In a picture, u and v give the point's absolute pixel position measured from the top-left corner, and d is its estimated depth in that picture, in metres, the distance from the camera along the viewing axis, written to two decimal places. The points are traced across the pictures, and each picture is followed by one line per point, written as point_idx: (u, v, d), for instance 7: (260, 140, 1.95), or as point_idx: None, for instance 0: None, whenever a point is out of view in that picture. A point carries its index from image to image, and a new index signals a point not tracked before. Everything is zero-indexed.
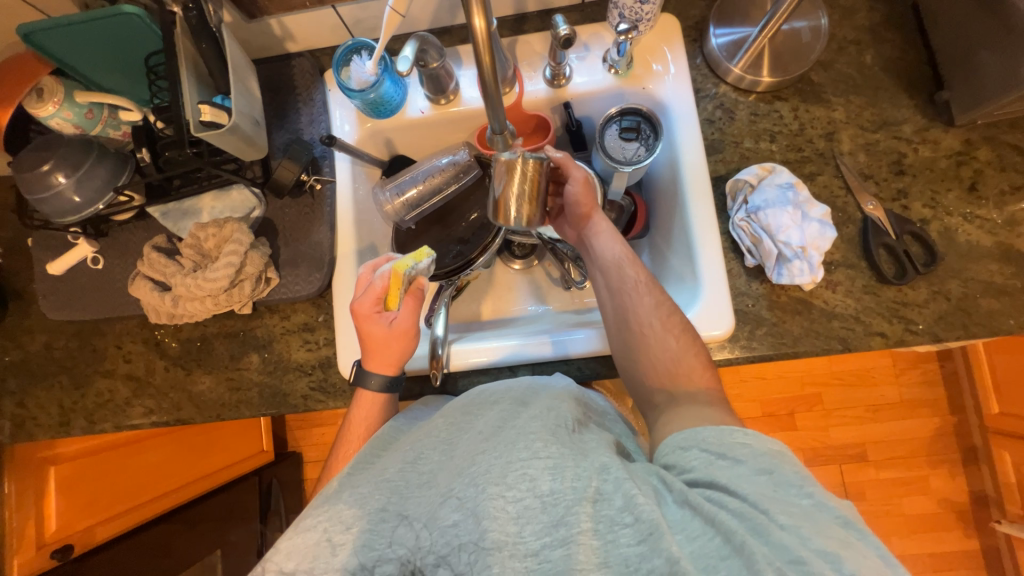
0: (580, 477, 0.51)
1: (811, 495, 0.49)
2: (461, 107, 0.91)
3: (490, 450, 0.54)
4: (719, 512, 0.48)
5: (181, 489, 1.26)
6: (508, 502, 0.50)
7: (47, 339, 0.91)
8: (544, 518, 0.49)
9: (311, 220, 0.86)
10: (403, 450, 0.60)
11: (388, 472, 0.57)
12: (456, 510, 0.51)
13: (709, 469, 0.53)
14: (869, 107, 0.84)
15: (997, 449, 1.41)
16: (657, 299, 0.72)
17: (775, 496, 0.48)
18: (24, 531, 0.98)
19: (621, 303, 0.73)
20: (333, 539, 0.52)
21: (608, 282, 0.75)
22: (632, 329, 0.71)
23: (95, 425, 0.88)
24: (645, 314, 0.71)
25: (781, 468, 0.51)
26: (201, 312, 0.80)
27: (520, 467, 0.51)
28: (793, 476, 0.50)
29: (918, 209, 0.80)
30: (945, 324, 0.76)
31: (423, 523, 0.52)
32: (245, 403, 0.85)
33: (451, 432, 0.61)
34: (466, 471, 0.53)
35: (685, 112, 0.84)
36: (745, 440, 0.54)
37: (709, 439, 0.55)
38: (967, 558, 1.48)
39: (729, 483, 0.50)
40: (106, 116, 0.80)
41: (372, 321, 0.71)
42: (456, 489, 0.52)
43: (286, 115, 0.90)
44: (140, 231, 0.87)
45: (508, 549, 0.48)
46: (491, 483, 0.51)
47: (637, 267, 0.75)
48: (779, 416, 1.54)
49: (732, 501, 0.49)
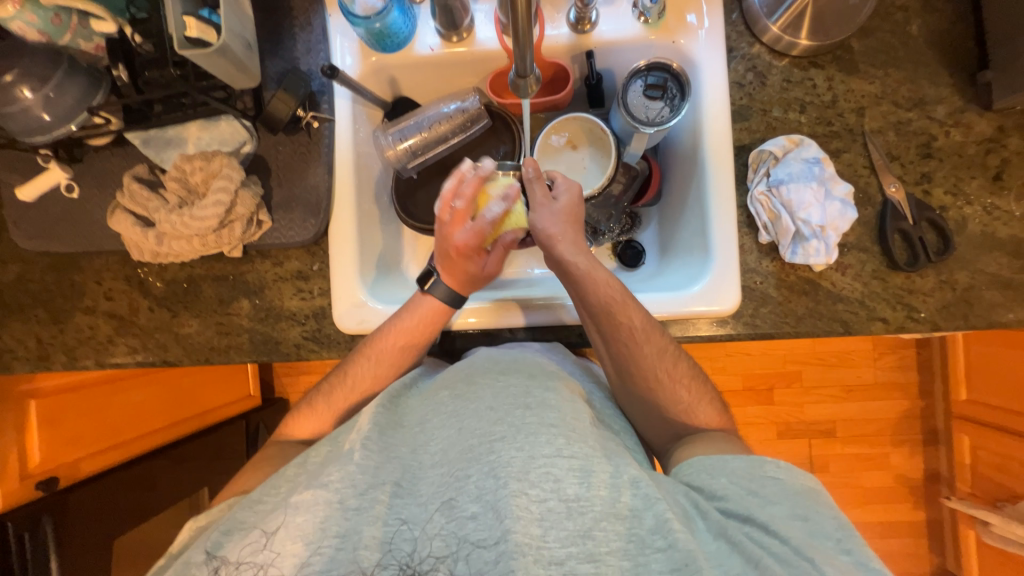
0: (613, 492, 0.55)
1: (847, 545, 0.54)
2: (474, 48, 0.83)
3: (510, 438, 0.58)
4: (761, 552, 0.53)
5: (166, 429, 1.25)
6: (533, 502, 0.54)
7: (20, 270, 0.86)
8: (571, 526, 0.54)
9: (307, 160, 0.80)
10: (416, 431, 0.65)
11: (401, 444, 0.63)
12: (475, 501, 0.55)
13: (741, 500, 0.57)
14: (906, 83, 0.79)
15: (958, 432, 1.48)
16: (656, 345, 0.72)
17: (813, 544, 0.54)
18: (6, 461, 0.94)
19: (618, 352, 0.72)
20: (345, 501, 0.57)
21: (602, 330, 0.73)
22: (634, 375, 0.73)
23: (76, 361, 0.85)
24: (644, 362, 0.72)
25: (817, 513, 0.57)
26: (188, 252, 0.76)
27: (543, 465, 0.56)
28: (831, 524, 0.56)
29: (939, 195, 0.78)
30: (947, 313, 0.76)
31: (443, 513, 0.56)
32: (234, 348, 0.83)
33: (458, 402, 0.65)
34: (485, 458, 0.57)
35: (716, 71, 0.79)
36: (775, 474, 0.59)
37: (738, 469, 0.60)
38: (914, 529, 1.60)
39: (769, 524, 0.55)
40: (75, 24, 0.71)
41: (469, 261, 0.76)
42: (473, 475, 0.57)
43: (281, 41, 0.81)
44: (118, 158, 0.80)
45: (533, 554, 0.52)
46: (513, 479, 0.55)
47: (630, 312, 0.71)
48: (761, 391, 1.59)
49: (774, 545, 0.53)
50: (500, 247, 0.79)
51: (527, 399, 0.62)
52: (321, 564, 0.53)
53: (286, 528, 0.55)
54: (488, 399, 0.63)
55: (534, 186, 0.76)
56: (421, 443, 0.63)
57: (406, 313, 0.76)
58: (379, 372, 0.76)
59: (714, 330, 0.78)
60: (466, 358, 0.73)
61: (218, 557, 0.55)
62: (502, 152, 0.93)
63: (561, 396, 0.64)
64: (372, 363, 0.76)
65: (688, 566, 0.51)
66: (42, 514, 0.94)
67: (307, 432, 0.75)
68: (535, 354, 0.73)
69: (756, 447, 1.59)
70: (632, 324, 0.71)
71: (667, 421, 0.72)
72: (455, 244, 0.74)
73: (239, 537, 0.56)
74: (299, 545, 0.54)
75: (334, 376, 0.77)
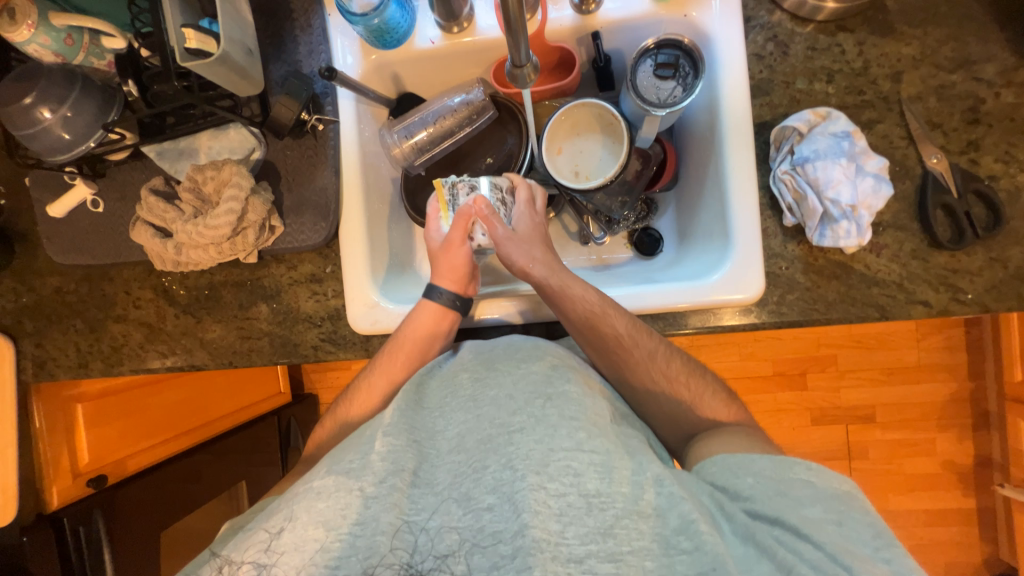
0: (635, 489, 0.54)
1: (886, 554, 0.51)
2: (476, 37, 0.81)
3: (529, 429, 0.57)
4: (794, 560, 0.50)
5: (205, 426, 1.29)
6: (551, 497, 0.53)
7: (58, 283, 0.91)
8: (591, 523, 0.52)
9: (315, 163, 0.81)
10: (435, 415, 0.64)
11: (421, 429, 0.62)
12: (491, 493, 0.54)
13: (770, 501, 0.55)
14: (949, 42, 0.72)
15: (1012, 415, 1.37)
16: (648, 349, 0.70)
17: (850, 548, 0.51)
18: (59, 461, 1.01)
19: (610, 358, 0.71)
20: (365, 489, 0.55)
21: (586, 339, 0.72)
22: (628, 379, 0.72)
23: (113, 368, 0.89)
24: (640, 367, 0.71)
25: (853, 519, 0.53)
26: (205, 260, 0.78)
27: (563, 459, 0.55)
28: (868, 531, 0.52)
29: (988, 163, 0.71)
30: (998, 294, 0.70)
31: (460, 505, 0.55)
32: (256, 351, 0.85)
33: (478, 388, 0.64)
34: (504, 449, 0.56)
35: (733, 45, 0.74)
36: (807, 477, 0.57)
37: (766, 470, 0.57)
38: (964, 516, 1.50)
39: (801, 527, 0.52)
40: (87, 43, 0.74)
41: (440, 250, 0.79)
42: (490, 466, 0.56)
43: (283, 44, 0.82)
44: (138, 172, 0.83)
45: (550, 551, 0.50)
46: (532, 472, 0.54)
47: (615, 319, 0.70)
48: (791, 376, 1.52)
49: (807, 551, 0.51)
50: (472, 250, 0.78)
51: (547, 389, 0.62)
52: (339, 551, 0.53)
53: (307, 514, 0.54)
54: (508, 387, 0.63)
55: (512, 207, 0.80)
56: (439, 428, 0.63)
57: (411, 320, 0.76)
58: (379, 387, 0.76)
59: (739, 320, 0.74)
60: (490, 342, 0.73)
61: (225, 557, 0.55)
62: (510, 143, 0.91)
63: (582, 389, 0.63)
64: (372, 377, 0.77)
65: (715, 570, 0.49)
66: (94, 510, 1.00)
67: (331, 429, 0.77)
68: (554, 344, 0.72)
69: (788, 436, 1.53)
70: (617, 332, 0.70)
71: (689, 417, 0.70)
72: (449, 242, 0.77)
73: (247, 537, 0.56)
74: (320, 530, 0.53)
75: (343, 398, 0.79)
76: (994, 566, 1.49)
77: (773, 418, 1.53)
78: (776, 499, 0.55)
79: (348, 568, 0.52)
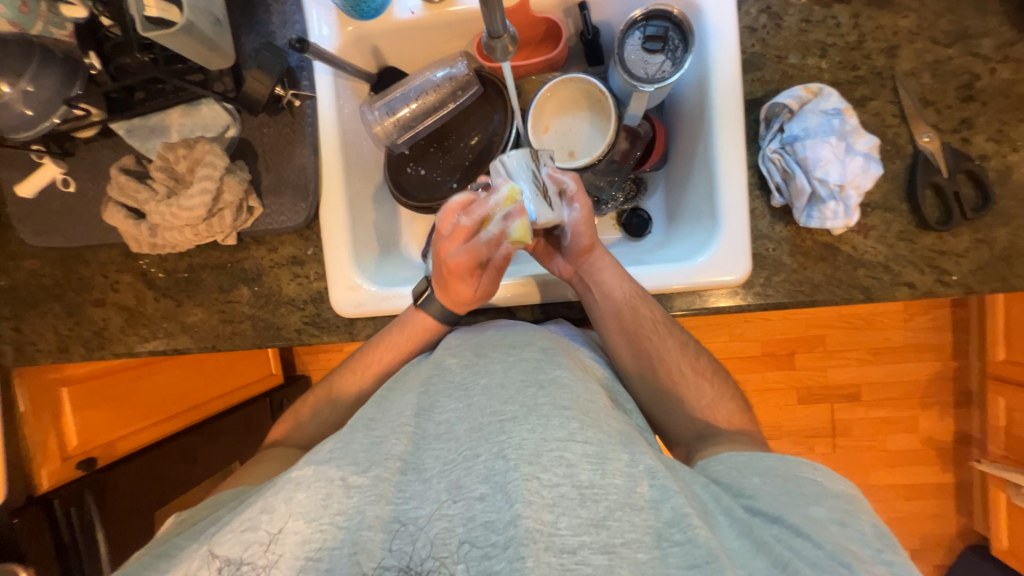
0: (629, 481, 0.55)
1: (887, 556, 0.53)
2: (458, 7, 0.77)
3: (521, 419, 0.57)
4: (791, 555, 0.51)
5: (195, 409, 1.27)
6: (544, 487, 0.52)
7: (32, 266, 0.88)
8: (584, 514, 0.52)
9: (292, 141, 0.78)
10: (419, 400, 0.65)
11: (411, 413, 0.62)
12: (483, 482, 0.54)
13: (774, 500, 0.56)
14: (947, 14, 0.70)
15: (994, 394, 1.40)
16: (677, 338, 0.73)
17: (854, 550, 0.52)
18: (46, 444, 0.99)
19: (642, 346, 0.73)
20: (348, 479, 0.56)
21: (624, 329, 0.72)
22: (653, 367, 0.73)
23: (93, 352, 0.88)
24: (670, 357, 0.72)
25: (857, 519, 0.55)
26: (182, 242, 0.76)
27: (556, 449, 0.54)
28: (872, 531, 0.54)
29: (980, 142, 0.70)
30: (982, 275, 0.70)
31: (450, 494, 0.54)
32: (238, 335, 0.84)
33: (469, 375, 0.64)
34: (496, 438, 0.56)
35: (724, 16, 0.71)
36: (814, 477, 0.59)
37: (772, 468, 0.60)
38: (940, 490, 1.55)
39: (801, 526, 0.53)
40: (44, 10, 0.70)
41: (462, 281, 0.71)
42: (482, 455, 0.55)
43: (255, 14, 0.78)
44: (107, 150, 0.80)
45: (544, 541, 0.50)
46: (524, 462, 0.53)
47: (650, 305, 0.72)
48: (779, 355, 1.54)
49: (806, 548, 0.51)
50: (492, 266, 0.72)
51: (538, 377, 0.61)
52: (322, 541, 0.53)
53: (287, 505, 0.54)
54: (499, 374, 0.63)
55: (575, 207, 0.73)
56: (425, 413, 0.63)
57: (400, 322, 0.77)
58: (362, 382, 0.79)
59: (725, 302, 0.74)
60: (481, 331, 0.73)
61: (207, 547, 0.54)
62: (496, 121, 0.88)
63: (573, 373, 0.63)
64: (357, 372, 0.79)
65: (709, 563, 0.49)
66: (84, 492, 0.99)
67: (319, 420, 0.78)
68: (540, 329, 0.72)
69: (774, 413, 1.56)
70: (654, 317, 0.72)
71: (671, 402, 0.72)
72: (451, 262, 0.69)
73: (228, 530, 0.54)
74: (301, 522, 0.53)
75: (321, 385, 0.81)
76: (968, 537, 1.55)
77: (761, 397, 1.55)
78: (781, 498, 0.57)
79: (333, 562, 0.51)
